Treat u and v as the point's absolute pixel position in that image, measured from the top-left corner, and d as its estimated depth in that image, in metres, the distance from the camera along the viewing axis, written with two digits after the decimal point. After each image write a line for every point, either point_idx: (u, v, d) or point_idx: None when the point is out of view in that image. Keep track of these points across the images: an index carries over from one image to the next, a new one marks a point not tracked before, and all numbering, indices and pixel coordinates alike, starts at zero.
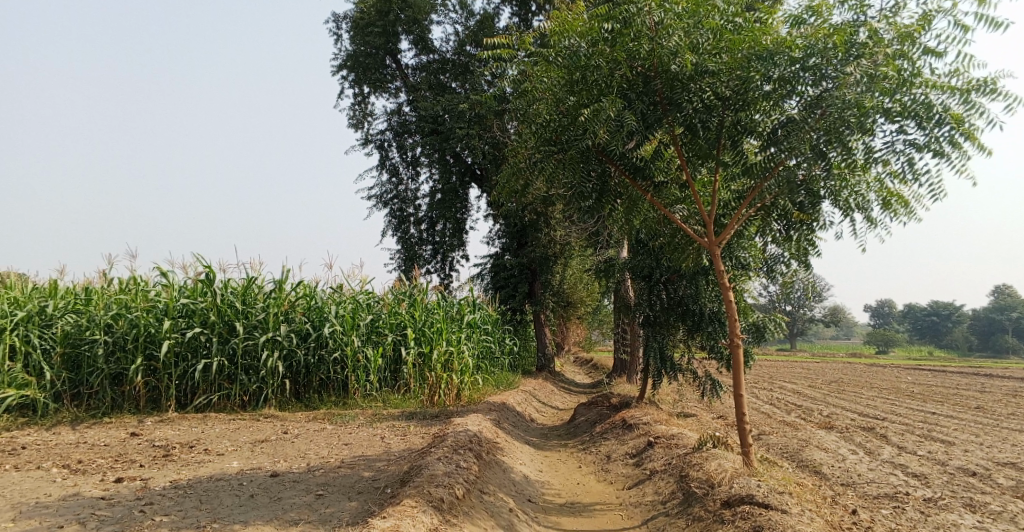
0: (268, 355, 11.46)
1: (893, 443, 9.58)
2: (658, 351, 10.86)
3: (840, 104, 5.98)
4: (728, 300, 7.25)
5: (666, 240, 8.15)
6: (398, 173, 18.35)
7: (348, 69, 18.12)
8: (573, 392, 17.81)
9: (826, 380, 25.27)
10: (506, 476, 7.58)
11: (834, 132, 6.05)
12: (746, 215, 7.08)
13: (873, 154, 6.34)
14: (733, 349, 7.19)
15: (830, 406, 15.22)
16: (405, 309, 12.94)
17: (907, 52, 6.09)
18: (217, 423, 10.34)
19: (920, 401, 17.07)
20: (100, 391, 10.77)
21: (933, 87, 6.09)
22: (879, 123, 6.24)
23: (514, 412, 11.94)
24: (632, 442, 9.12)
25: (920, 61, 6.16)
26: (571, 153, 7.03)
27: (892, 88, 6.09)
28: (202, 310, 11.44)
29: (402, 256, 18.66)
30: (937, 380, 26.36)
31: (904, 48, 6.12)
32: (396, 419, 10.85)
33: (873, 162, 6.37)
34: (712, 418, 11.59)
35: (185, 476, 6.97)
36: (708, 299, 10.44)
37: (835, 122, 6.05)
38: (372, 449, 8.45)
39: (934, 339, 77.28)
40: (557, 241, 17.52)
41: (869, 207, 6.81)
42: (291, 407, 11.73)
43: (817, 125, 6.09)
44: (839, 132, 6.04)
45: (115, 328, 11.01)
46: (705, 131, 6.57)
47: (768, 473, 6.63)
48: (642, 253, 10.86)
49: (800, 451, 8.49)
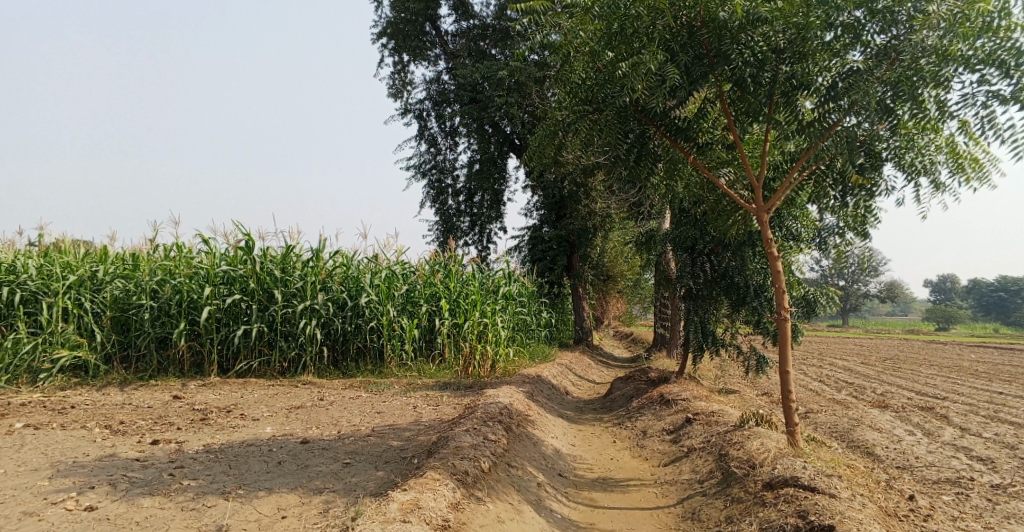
0: (306, 323, 11.49)
1: (955, 425, 9.03)
2: (699, 325, 10.48)
3: (914, 53, 5.64)
4: (775, 271, 6.80)
5: (709, 207, 7.73)
6: (436, 143, 18.14)
7: (388, 37, 17.88)
8: (611, 366, 17.52)
9: (880, 358, 24.36)
10: (537, 449, 7.39)
11: (906, 84, 5.71)
12: (798, 180, 6.59)
13: (947, 109, 5.81)
14: (781, 324, 6.77)
15: (884, 384, 14.58)
16: (440, 280, 12.84)
17: None
18: (256, 389, 10.42)
19: (983, 381, 16.20)
20: (147, 354, 10.94)
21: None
22: (957, 73, 5.70)
23: (550, 385, 11.75)
24: (670, 417, 8.82)
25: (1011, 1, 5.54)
26: (608, 112, 6.72)
27: (976, 31, 5.53)
28: (242, 278, 11.48)
29: (440, 227, 18.55)
30: (1001, 358, 25.13)
31: None
32: (431, 389, 10.76)
33: (949, 118, 5.83)
34: (757, 396, 11.18)
35: (219, 440, 6.92)
36: (754, 272, 9.94)
37: (907, 73, 5.70)
38: (403, 418, 8.36)
39: (999, 317, 74.00)
40: (597, 213, 17.00)
41: (936, 170, 6.30)
42: (329, 375, 11.76)
43: (889, 76, 5.75)
44: (909, 83, 5.69)
45: (160, 294, 11.15)
46: (756, 85, 6.11)
47: (816, 454, 6.25)
48: (685, 223, 10.43)
49: (851, 431, 8.06)
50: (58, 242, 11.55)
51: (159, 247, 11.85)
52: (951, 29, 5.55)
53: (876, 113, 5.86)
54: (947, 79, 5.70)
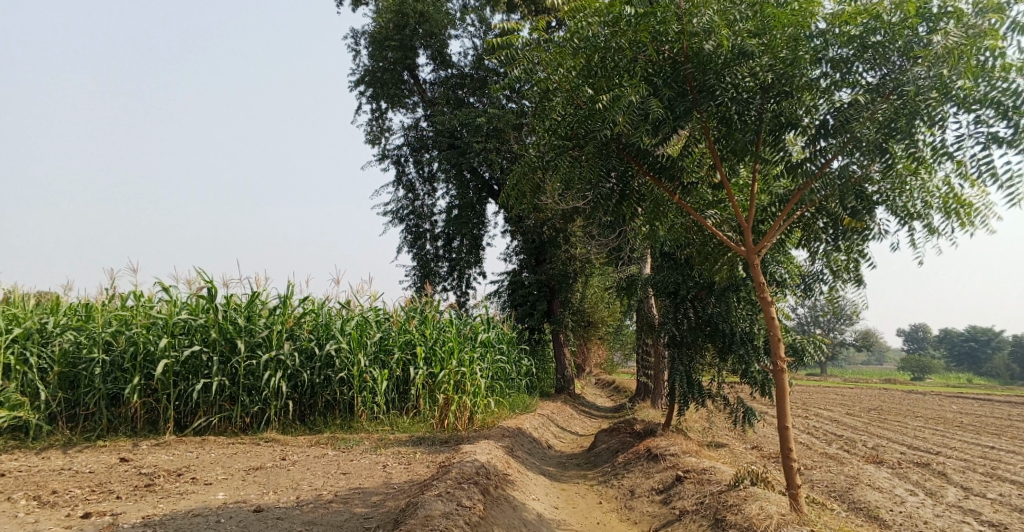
0: (271, 375, 10.82)
1: (956, 483, 8.60)
2: (684, 376, 9.97)
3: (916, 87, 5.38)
4: (769, 317, 6.39)
5: (696, 248, 7.30)
6: (414, 189, 17.79)
7: (366, 85, 17.63)
8: (593, 417, 16.93)
9: (864, 408, 24.08)
10: (515, 514, 6.78)
11: (907, 117, 5.41)
12: (788, 223, 6.25)
13: (948, 150, 5.51)
14: (777, 375, 6.31)
15: (874, 436, 14.14)
16: (415, 327, 12.30)
17: (995, 28, 5.29)
18: (215, 447, 9.68)
19: (972, 433, 15.81)
20: (96, 412, 10.15)
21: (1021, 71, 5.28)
22: (952, 114, 5.45)
23: (530, 438, 11.13)
24: (658, 476, 8.27)
25: (1005, 40, 5.37)
26: (588, 149, 6.32)
27: (977, 70, 5.32)
28: (202, 328, 10.81)
29: (417, 274, 17.99)
30: (982, 408, 25.01)
31: (992, 24, 5.33)
32: (403, 445, 10.09)
33: (948, 157, 5.51)
34: (746, 450, 10.67)
35: (161, 510, 6.21)
36: (740, 319, 9.55)
37: (903, 107, 5.45)
38: (370, 480, 7.71)
39: (973, 366, 74.66)
40: (578, 258, 16.87)
41: (930, 214, 6.02)
42: (294, 431, 11.03)
43: (892, 105, 5.48)
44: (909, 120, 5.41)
45: (114, 346, 10.45)
46: (742, 120, 5.85)
47: (823, 522, 5.73)
48: (668, 268, 10.02)
49: (851, 490, 7.58)
50: (6, 293, 10.81)
51: (116, 297, 11.14)
52: (952, 64, 5.25)
53: (875, 151, 5.57)
54: (942, 118, 5.45)
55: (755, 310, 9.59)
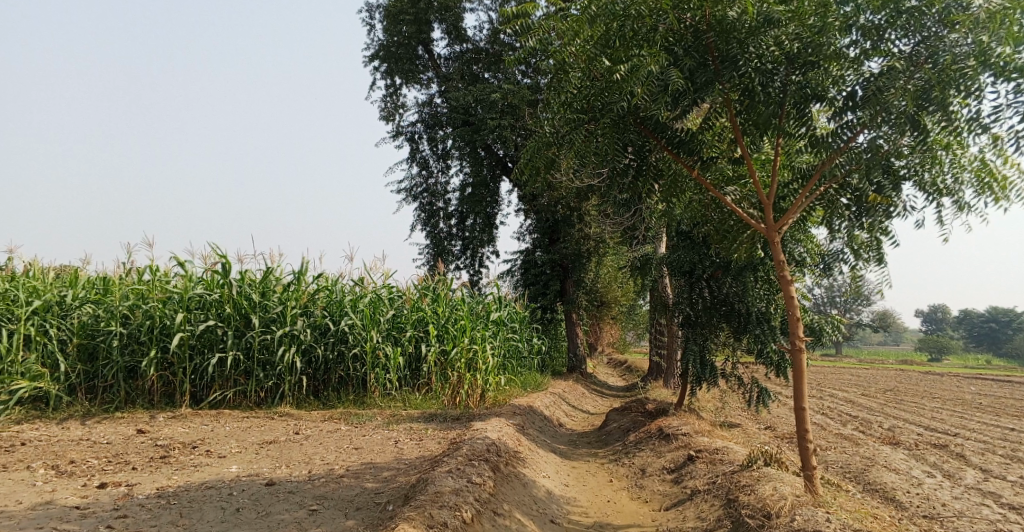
0: (285, 350, 10.86)
1: (973, 465, 8.50)
2: (698, 355, 9.88)
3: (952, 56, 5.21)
4: (788, 296, 6.25)
5: (713, 226, 7.17)
6: (428, 166, 17.69)
7: (380, 60, 17.46)
8: (606, 395, 16.92)
9: (879, 389, 23.90)
10: (526, 491, 6.77)
11: (940, 87, 5.25)
12: (811, 199, 6.09)
13: (984, 121, 5.33)
14: (795, 355, 6.20)
15: (889, 417, 14.02)
16: (428, 305, 12.28)
17: None
18: (229, 421, 9.76)
19: (990, 415, 15.64)
20: (113, 384, 10.26)
21: None
22: (989, 84, 5.26)
23: (542, 416, 11.13)
24: (670, 455, 8.23)
25: None
26: (605, 122, 6.19)
27: (1019, 36, 5.09)
28: (216, 303, 10.85)
29: (431, 251, 17.95)
30: (999, 391, 24.71)
31: None
32: (415, 421, 10.12)
33: (984, 128, 5.34)
34: (760, 430, 10.59)
35: (175, 481, 6.26)
36: (757, 299, 9.40)
37: (937, 76, 5.28)
38: (382, 455, 7.73)
39: (991, 348, 73.85)
40: (591, 238, 16.66)
41: (959, 190, 5.85)
42: (308, 405, 11.10)
43: (926, 73, 5.31)
44: (943, 90, 5.25)
45: (131, 320, 10.53)
46: (766, 92, 5.67)
47: (837, 503, 5.66)
48: (684, 246, 9.89)
49: (866, 472, 7.50)
50: (25, 266, 10.90)
51: (132, 271, 11.20)
52: (992, 31, 5.06)
53: (906, 122, 5.41)
54: (978, 87, 5.27)
55: (772, 290, 9.42)
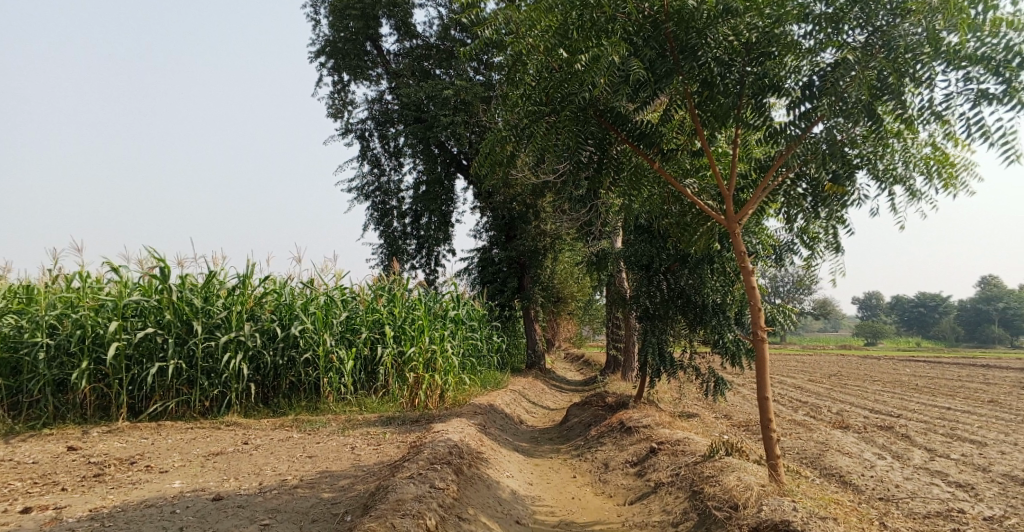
0: (230, 357, 10.41)
1: (922, 445, 8.72)
2: (656, 348, 9.87)
3: (905, 44, 5.28)
4: (750, 287, 6.22)
5: (673, 219, 7.11)
6: (380, 164, 17.30)
7: (326, 56, 17.01)
8: (564, 390, 16.88)
9: (824, 374, 24.61)
10: (489, 493, 6.60)
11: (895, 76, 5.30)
12: (769, 189, 6.10)
13: (936, 108, 5.42)
14: (757, 345, 6.17)
15: (837, 401, 14.37)
16: (383, 306, 11.97)
17: None
18: (172, 433, 9.28)
19: (929, 395, 16.21)
20: (41, 399, 9.63)
21: (1013, 26, 5.15)
22: (941, 72, 5.34)
23: (502, 414, 10.97)
24: (631, 448, 8.18)
25: None
26: (566, 113, 6.03)
27: (970, 25, 5.17)
28: (155, 309, 10.31)
29: (385, 251, 17.56)
30: (936, 371, 25.75)
31: None
32: (372, 426, 9.83)
33: (935, 116, 5.42)
34: (717, 419, 10.67)
35: (111, 501, 5.86)
36: (713, 290, 9.35)
37: (890, 64, 5.35)
38: (338, 463, 7.45)
39: (924, 330, 77.18)
40: (547, 234, 16.59)
41: (909, 176, 5.96)
42: (257, 414, 10.67)
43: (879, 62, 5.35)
44: (898, 79, 5.32)
45: (58, 330, 9.96)
46: (724, 82, 5.66)
47: (802, 491, 5.67)
48: (641, 240, 9.85)
49: (823, 456, 7.59)
50: None
51: (60, 278, 10.54)
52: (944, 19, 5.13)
53: (862, 111, 5.44)
54: (931, 76, 5.33)
55: (729, 282, 9.37)
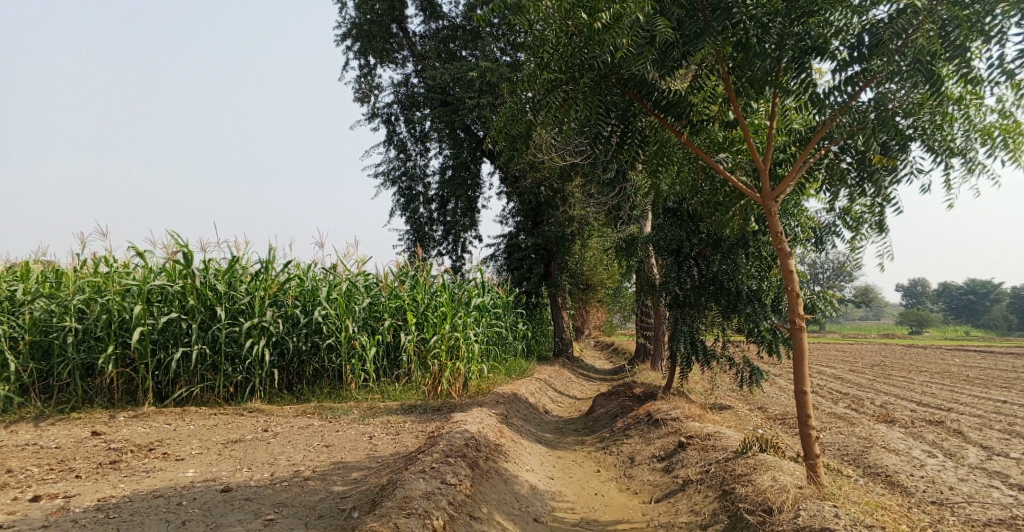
0: (254, 342, 10.28)
1: (975, 443, 8.14)
2: (689, 336, 9.44)
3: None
4: (787, 271, 5.75)
5: (704, 198, 6.67)
6: (405, 149, 17.07)
7: (353, 39, 16.80)
8: (593, 379, 16.50)
9: (866, 364, 23.63)
10: (508, 489, 6.30)
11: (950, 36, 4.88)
12: (812, 162, 5.68)
13: (1009, 65, 4.91)
14: (795, 333, 5.71)
15: (880, 393, 13.71)
16: (407, 292, 11.74)
17: None
18: (195, 419, 9.18)
19: (980, 388, 15.38)
20: (70, 383, 9.62)
21: None
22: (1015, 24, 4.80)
23: (527, 403, 10.67)
24: (659, 442, 7.80)
25: None
26: (585, 82, 5.67)
27: None
28: (179, 294, 10.18)
29: (411, 237, 17.37)
30: (986, 362, 24.55)
31: None
32: (393, 414, 9.60)
33: (1005, 73, 4.94)
34: (752, 412, 10.19)
35: (121, 490, 5.72)
36: (747, 276, 8.95)
37: (957, 15, 4.82)
38: (354, 453, 7.22)
39: (971, 319, 74.58)
40: (575, 220, 15.94)
41: (970, 148, 5.48)
42: (280, 400, 10.53)
43: (943, 12, 4.85)
44: (961, 34, 4.82)
45: (87, 314, 9.90)
46: (760, 43, 5.24)
47: (845, 494, 5.25)
48: (671, 224, 9.39)
49: (866, 454, 7.11)
50: None
51: (88, 262, 10.51)
52: None
53: (919, 73, 5.06)
54: (1001, 30, 4.82)
55: (764, 267, 8.97)
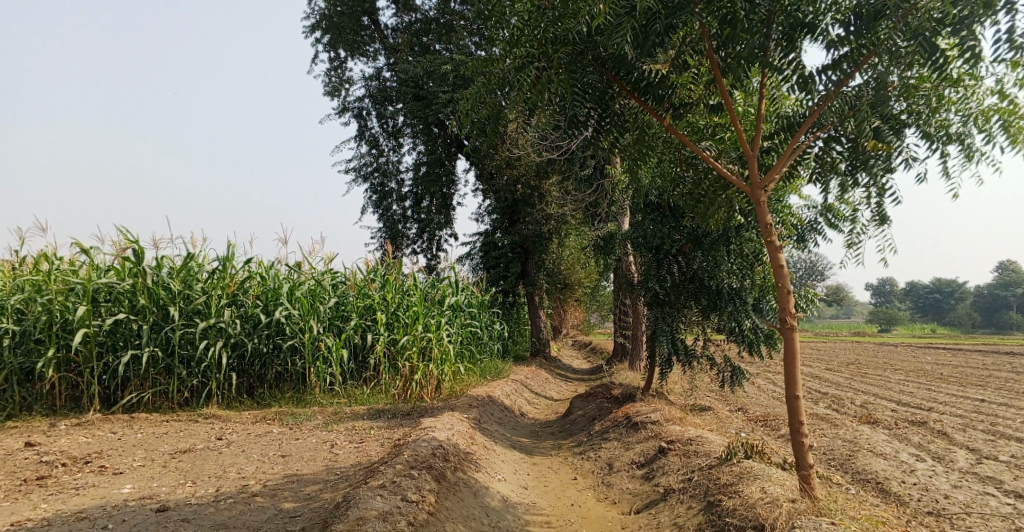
0: (210, 345, 9.64)
1: (963, 445, 7.84)
2: (669, 336, 9.01)
3: None
4: (778, 267, 5.36)
5: (687, 191, 6.28)
6: (377, 144, 16.49)
7: (322, 31, 16.16)
8: (570, 380, 16.09)
9: (842, 363, 23.57)
10: (476, 502, 5.83)
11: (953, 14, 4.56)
12: (802, 148, 5.30)
13: (1017, 40, 4.57)
14: (787, 335, 5.32)
15: (861, 394, 13.47)
16: (377, 291, 11.22)
17: None
18: (145, 426, 8.54)
19: (957, 387, 15.23)
20: (8, 389, 8.92)
21: None
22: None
23: (501, 406, 10.21)
24: (638, 447, 7.38)
25: None
26: (558, 60, 5.23)
27: None
28: (129, 294, 9.48)
29: (383, 234, 16.80)
30: (959, 362, 24.69)
31: None
32: (358, 420, 9.07)
33: (1013, 51, 4.59)
34: (734, 414, 9.83)
35: (43, 513, 5.14)
36: (728, 273, 8.60)
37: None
38: (311, 465, 6.68)
39: (939, 317, 75.84)
40: (552, 218, 15.54)
41: (969, 133, 5.12)
42: (239, 406, 9.91)
43: None
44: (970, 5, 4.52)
45: (28, 316, 9.19)
46: (749, 18, 4.88)
47: (841, 509, 4.88)
48: (650, 219, 9.00)
49: (855, 458, 6.76)
50: None
51: (31, 260, 9.80)
52: None
53: (919, 51, 4.69)
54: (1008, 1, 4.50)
55: (746, 264, 8.63)
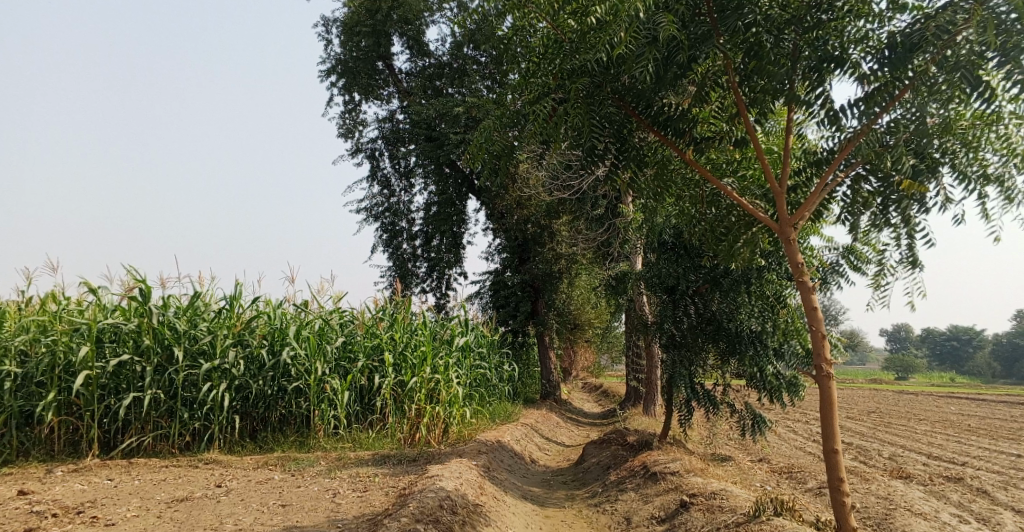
0: (213, 387, 9.34)
1: (1006, 505, 7.36)
2: (687, 379, 8.68)
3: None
4: (810, 309, 5.07)
5: (707, 227, 6.01)
6: (389, 184, 16.42)
7: (338, 76, 16.25)
8: (582, 425, 15.64)
9: (863, 411, 22.87)
10: None
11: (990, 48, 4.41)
12: (832, 185, 5.06)
13: None
14: (822, 383, 4.99)
15: (887, 444, 12.92)
16: (385, 331, 10.95)
17: None
18: (143, 472, 8.21)
19: (987, 439, 14.61)
20: (5, 432, 8.62)
21: None
22: None
23: (511, 452, 9.80)
24: (657, 501, 6.97)
25: None
26: (575, 93, 5.06)
27: None
28: (133, 334, 9.24)
29: (393, 274, 16.60)
30: (984, 411, 23.92)
31: None
32: (363, 466, 8.70)
33: None
34: (755, 465, 9.37)
35: None
36: (748, 316, 8.26)
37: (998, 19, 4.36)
38: (311, 516, 6.32)
39: (958, 365, 74.36)
40: (563, 257, 15.31)
41: (1010, 173, 4.87)
42: (241, 450, 9.56)
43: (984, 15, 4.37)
44: (1016, 36, 4.34)
45: (30, 356, 8.96)
46: (775, 50, 4.74)
47: None
48: (666, 257, 8.74)
49: (892, 517, 6.32)
50: None
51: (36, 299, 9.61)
52: None
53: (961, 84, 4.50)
54: None
55: (767, 307, 8.28)
